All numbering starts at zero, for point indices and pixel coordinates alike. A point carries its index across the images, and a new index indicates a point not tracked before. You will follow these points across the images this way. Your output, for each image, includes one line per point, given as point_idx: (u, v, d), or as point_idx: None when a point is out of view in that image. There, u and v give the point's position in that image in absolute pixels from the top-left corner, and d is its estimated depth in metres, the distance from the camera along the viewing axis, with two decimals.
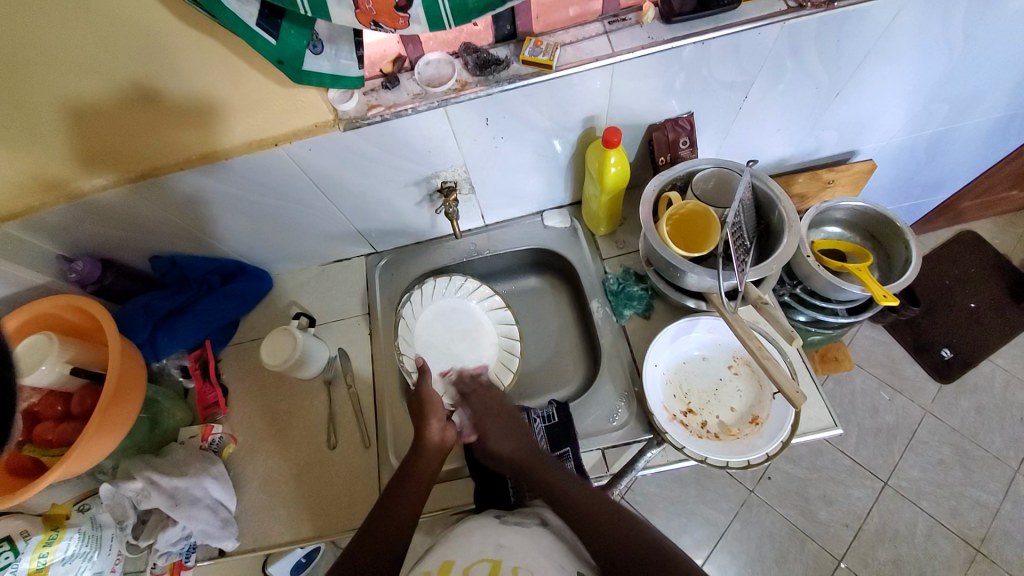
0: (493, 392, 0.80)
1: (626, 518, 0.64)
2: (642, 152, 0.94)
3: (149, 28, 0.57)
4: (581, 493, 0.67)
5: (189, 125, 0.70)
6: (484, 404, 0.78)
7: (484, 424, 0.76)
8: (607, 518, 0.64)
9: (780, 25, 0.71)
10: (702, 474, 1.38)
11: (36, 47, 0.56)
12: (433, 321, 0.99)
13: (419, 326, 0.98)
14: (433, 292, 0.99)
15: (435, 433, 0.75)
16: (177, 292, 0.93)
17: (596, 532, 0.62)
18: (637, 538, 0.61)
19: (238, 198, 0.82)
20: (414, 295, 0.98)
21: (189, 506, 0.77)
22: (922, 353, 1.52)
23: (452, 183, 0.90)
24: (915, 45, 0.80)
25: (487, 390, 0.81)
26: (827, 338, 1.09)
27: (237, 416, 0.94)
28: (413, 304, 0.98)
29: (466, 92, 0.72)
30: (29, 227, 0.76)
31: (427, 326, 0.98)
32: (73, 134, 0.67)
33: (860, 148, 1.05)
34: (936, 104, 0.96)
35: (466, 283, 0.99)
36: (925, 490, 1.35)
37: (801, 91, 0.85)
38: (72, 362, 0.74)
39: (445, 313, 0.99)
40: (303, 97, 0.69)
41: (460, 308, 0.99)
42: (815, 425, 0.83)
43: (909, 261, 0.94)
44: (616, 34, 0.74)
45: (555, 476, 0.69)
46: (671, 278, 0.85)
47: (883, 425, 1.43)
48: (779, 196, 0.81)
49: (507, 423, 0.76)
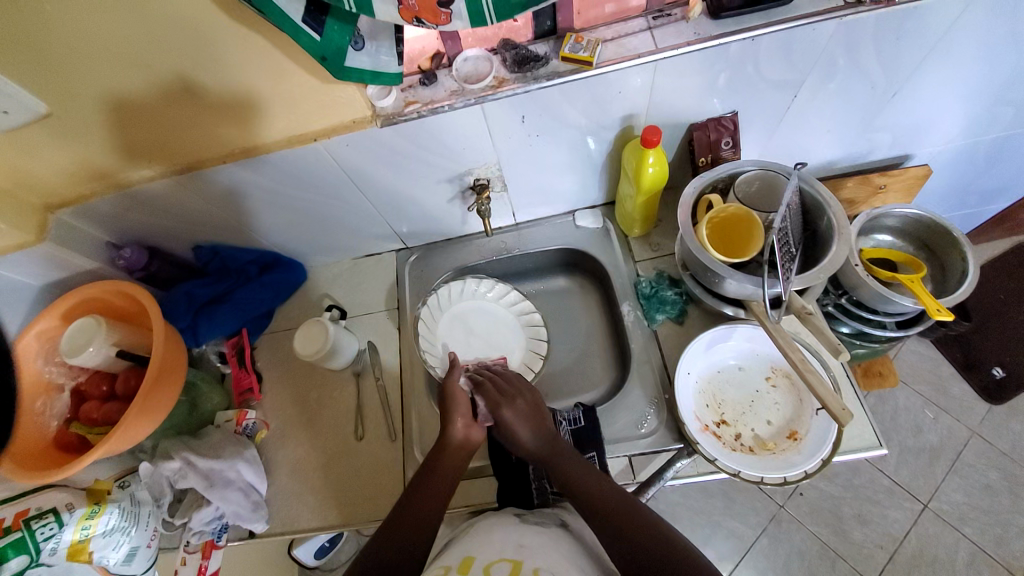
0: (510, 378, 0.81)
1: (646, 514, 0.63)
2: (681, 152, 0.91)
3: (197, 24, 0.59)
4: (601, 488, 0.66)
5: (231, 119, 0.71)
6: (499, 391, 0.78)
7: (501, 412, 0.75)
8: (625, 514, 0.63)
9: (836, 21, 0.68)
10: (729, 486, 1.34)
11: (93, 40, 0.59)
12: (454, 321, 0.98)
13: (441, 327, 0.97)
14: (455, 293, 0.98)
15: (460, 430, 0.74)
16: (216, 281, 0.96)
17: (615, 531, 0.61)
18: (653, 531, 0.61)
19: (276, 191, 0.84)
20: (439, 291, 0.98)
21: (222, 488, 0.80)
22: (972, 372, 1.43)
23: (485, 180, 0.90)
24: (985, 42, 0.74)
25: (505, 378, 0.81)
26: (872, 352, 1.03)
27: (269, 404, 0.96)
28: (433, 304, 0.97)
29: (503, 89, 0.71)
30: (82, 214, 0.80)
31: (447, 326, 0.97)
32: (123, 125, 0.69)
33: (915, 153, 0.99)
34: (1003, 107, 0.89)
35: (487, 281, 0.99)
36: (969, 515, 1.27)
37: (856, 91, 0.80)
38: (118, 344, 0.77)
39: (467, 313, 0.99)
40: (341, 93, 0.70)
41: (481, 307, 0.99)
42: (858, 444, 0.79)
43: (967, 274, 0.88)
44: (661, 30, 0.72)
45: (570, 469, 0.69)
46: (709, 284, 0.82)
47: (927, 445, 1.35)
48: (828, 202, 0.77)
49: (526, 409, 0.76)
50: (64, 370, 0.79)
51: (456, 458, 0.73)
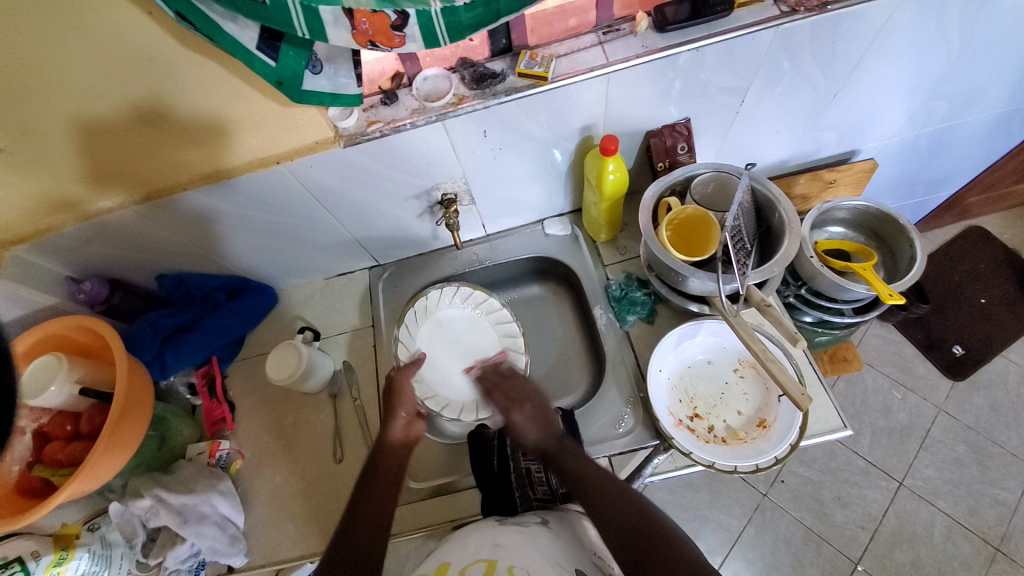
0: (516, 383, 0.83)
1: (627, 495, 0.66)
2: (640, 159, 0.94)
3: (149, 52, 0.59)
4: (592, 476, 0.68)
5: (191, 145, 0.71)
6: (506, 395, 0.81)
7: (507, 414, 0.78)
8: (632, 513, 0.63)
9: (773, 30, 0.72)
10: (714, 479, 1.36)
11: (43, 75, 0.58)
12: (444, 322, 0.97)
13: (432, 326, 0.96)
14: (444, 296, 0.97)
15: (399, 427, 0.76)
16: (184, 309, 0.94)
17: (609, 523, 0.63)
18: (648, 525, 0.61)
19: (245, 216, 0.84)
20: (429, 293, 0.97)
21: (197, 523, 0.78)
22: (933, 351, 1.51)
23: (452, 195, 0.91)
24: (911, 44, 0.80)
25: (508, 379, 0.83)
26: (834, 339, 1.09)
27: (244, 432, 0.94)
28: (422, 305, 0.96)
29: (463, 106, 0.73)
30: (37, 249, 0.77)
31: (432, 331, 0.96)
32: (76, 156, 0.68)
33: (860, 148, 1.05)
34: (934, 101, 0.96)
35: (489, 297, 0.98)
36: (941, 488, 1.33)
37: (800, 93, 0.85)
38: (81, 382, 0.74)
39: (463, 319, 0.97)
40: (302, 115, 0.70)
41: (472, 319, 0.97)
42: (824, 428, 0.82)
43: (914, 260, 0.94)
44: (611, 44, 0.75)
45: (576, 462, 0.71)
46: (673, 283, 0.85)
47: (896, 424, 1.41)
48: (779, 199, 0.81)
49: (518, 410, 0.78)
50: (25, 412, 0.75)
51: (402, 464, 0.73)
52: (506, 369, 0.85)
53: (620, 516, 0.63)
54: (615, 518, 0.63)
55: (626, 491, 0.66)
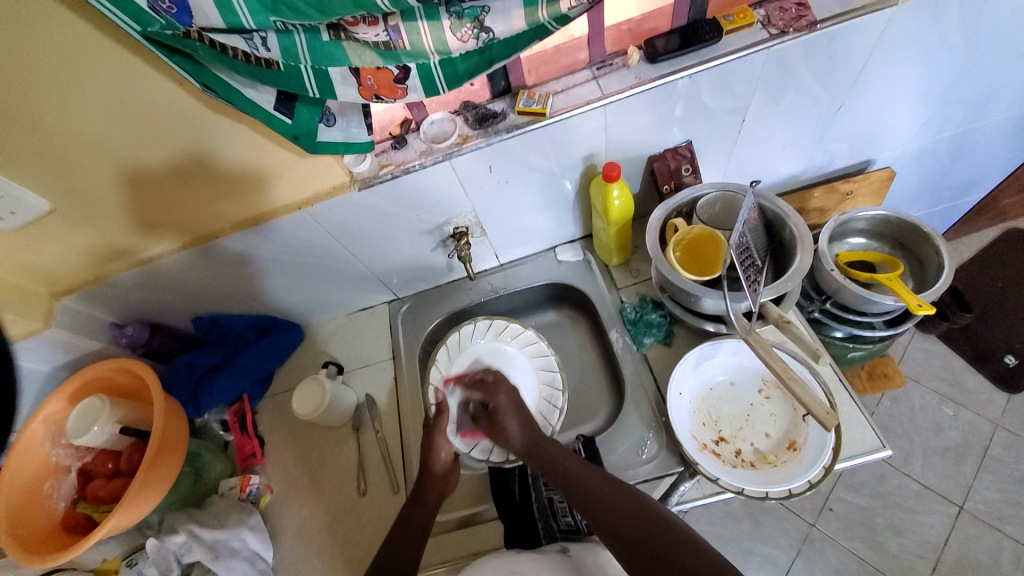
0: (510, 392, 0.85)
1: (630, 489, 0.68)
2: (646, 182, 0.95)
3: (186, 115, 0.66)
4: (591, 476, 0.70)
5: (222, 197, 0.77)
6: (489, 390, 0.86)
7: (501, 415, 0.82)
8: (642, 520, 0.64)
9: (765, 52, 0.74)
10: (754, 508, 1.28)
11: (92, 143, 0.66)
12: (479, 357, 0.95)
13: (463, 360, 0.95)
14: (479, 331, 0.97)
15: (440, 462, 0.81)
16: (216, 349, 1.00)
17: (610, 517, 0.65)
18: (658, 525, 0.63)
19: (270, 258, 0.89)
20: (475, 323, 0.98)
21: (228, 558, 0.80)
22: (983, 363, 1.42)
23: (464, 228, 0.94)
24: (913, 51, 0.80)
25: (491, 393, 0.86)
26: (867, 354, 1.05)
27: (272, 466, 0.97)
28: (464, 333, 0.97)
29: (468, 145, 0.77)
30: (85, 298, 0.84)
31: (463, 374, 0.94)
32: (123, 211, 0.75)
33: (875, 157, 1.03)
34: (947, 106, 0.94)
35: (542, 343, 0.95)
36: (1007, 513, 1.22)
37: (801, 108, 0.86)
38: (121, 422, 0.79)
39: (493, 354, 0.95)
40: (321, 163, 0.76)
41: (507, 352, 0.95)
42: (861, 449, 0.78)
43: (942, 268, 0.90)
44: (605, 78, 0.78)
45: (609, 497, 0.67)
46: (687, 304, 0.84)
47: (950, 444, 1.32)
48: (787, 213, 0.81)
49: (507, 403, 0.84)
50: (70, 451, 0.80)
51: (427, 502, 0.78)
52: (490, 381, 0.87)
53: (615, 508, 0.66)
54: (611, 510, 0.66)
55: (628, 489, 0.68)
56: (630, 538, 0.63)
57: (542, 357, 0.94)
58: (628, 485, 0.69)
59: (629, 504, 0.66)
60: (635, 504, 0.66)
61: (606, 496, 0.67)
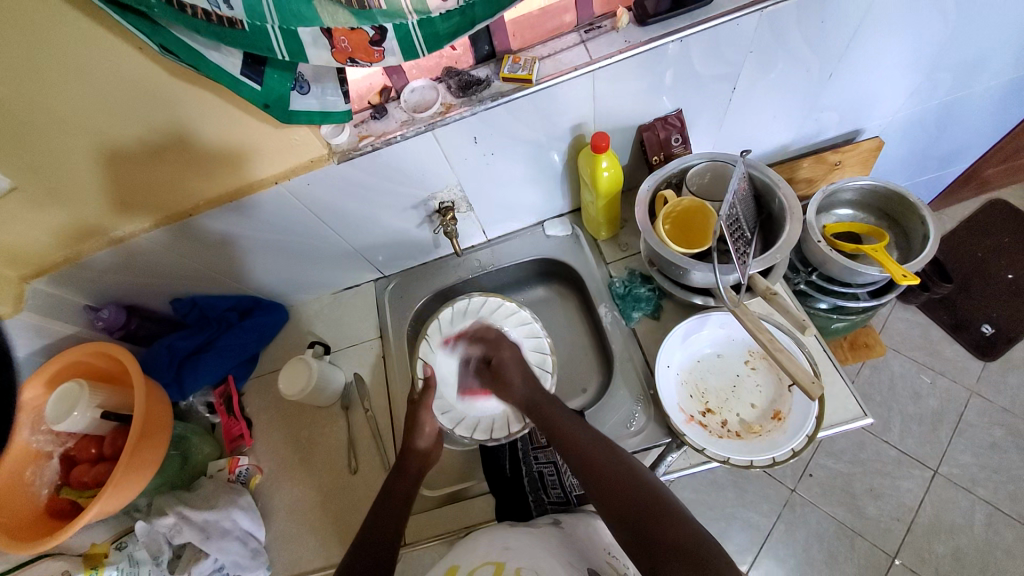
0: (511, 350, 0.88)
1: (619, 454, 0.70)
2: (635, 153, 0.93)
3: (147, 85, 0.62)
4: (583, 438, 0.73)
5: (194, 173, 0.74)
6: (492, 342, 0.90)
7: (499, 365, 0.87)
8: (627, 480, 0.65)
9: (758, 14, 0.71)
10: (738, 476, 1.32)
11: (46, 115, 0.61)
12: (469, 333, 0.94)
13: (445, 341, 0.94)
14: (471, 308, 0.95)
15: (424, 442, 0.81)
16: (198, 331, 0.97)
17: (597, 475, 0.68)
18: (643, 488, 0.64)
19: (247, 236, 0.86)
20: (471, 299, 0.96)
21: (220, 538, 0.79)
22: (961, 332, 1.46)
23: (449, 203, 0.92)
24: (908, 15, 0.78)
25: (497, 351, 0.88)
26: (850, 325, 1.07)
27: (262, 447, 0.96)
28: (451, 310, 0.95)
29: (451, 114, 0.74)
30: (57, 281, 0.81)
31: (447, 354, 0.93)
32: (87, 190, 0.71)
33: (864, 126, 1.02)
34: (938, 73, 0.93)
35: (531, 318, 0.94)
36: (978, 475, 1.27)
37: (792, 75, 0.84)
38: (102, 407, 0.77)
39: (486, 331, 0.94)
40: (296, 135, 0.72)
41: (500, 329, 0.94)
42: (843, 417, 0.79)
43: (927, 237, 0.91)
44: (594, 41, 0.75)
45: (609, 469, 0.68)
46: (676, 277, 0.84)
47: (927, 410, 1.36)
48: (777, 183, 0.80)
49: (509, 357, 0.87)
50: (52, 437, 0.79)
51: (415, 477, 0.78)
52: (493, 336, 0.90)
53: (602, 467, 0.68)
54: (598, 470, 0.68)
55: (618, 453, 0.70)
56: (614, 498, 0.64)
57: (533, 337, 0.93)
58: (618, 449, 0.71)
59: (616, 467, 0.68)
60: (623, 467, 0.68)
61: (594, 457, 0.70)
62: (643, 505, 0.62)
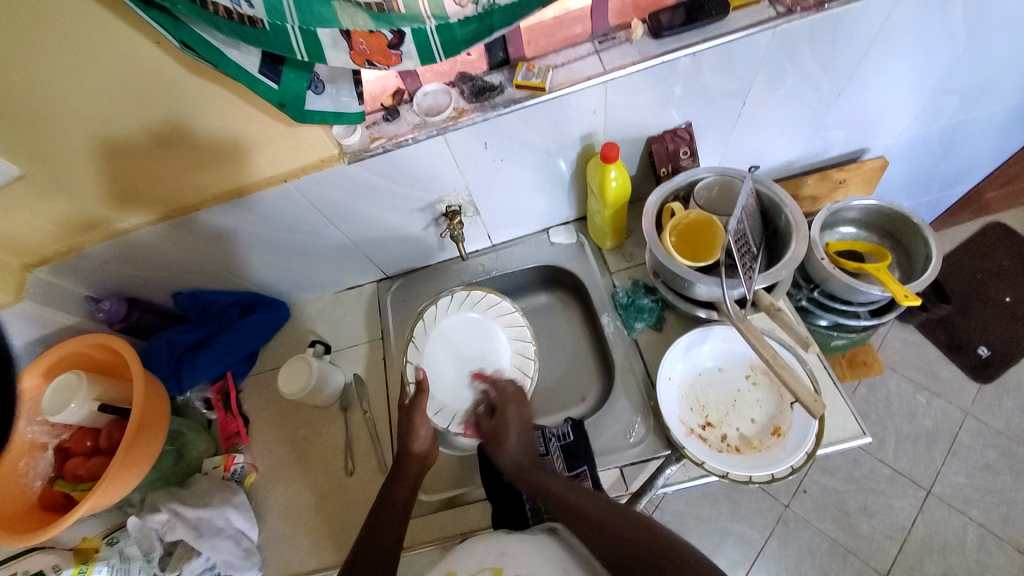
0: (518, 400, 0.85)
1: (589, 493, 0.70)
2: (642, 164, 0.94)
3: (163, 80, 0.62)
4: (558, 486, 0.72)
5: (203, 168, 0.74)
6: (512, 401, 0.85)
7: (507, 416, 0.83)
8: (607, 518, 0.65)
9: (770, 31, 0.72)
10: (732, 489, 1.32)
11: (57, 104, 0.61)
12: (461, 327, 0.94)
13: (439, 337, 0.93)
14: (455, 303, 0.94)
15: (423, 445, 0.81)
16: (198, 326, 0.97)
17: (577, 516, 0.66)
18: (626, 521, 0.64)
19: (252, 232, 0.86)
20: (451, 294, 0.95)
21: (212, 536, 0.79)
22: (958, 353, 1.46)
23: (456, 207, 0.92)
24: (918, 38, 0.79)
25: (513, 402, 0.85)
26: (850, 343, 1.07)
27: (258, 445, 0.96)
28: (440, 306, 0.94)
29: (463, 120, 0.74)
30: (59, 271, 0.81)
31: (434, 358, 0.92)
32: (94, 180, 0.71)
33: (869, 146, 1.03)
34: (945, 96, 0.94)
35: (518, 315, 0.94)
36: (972, 496, 1.28)
37: (801, 93, 0.84)
38: (100, 399, 0.76)
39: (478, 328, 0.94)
40: (307, 134, 0.72)
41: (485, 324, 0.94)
42: (842, 435, 0.80)
43: (930, 259, 0.91)
44: (607, 53, 0.75)
45: (591, 510, 0.67)
46: (680, 288, 0.84)
47: (923, 430, 1.36)
48: (783, 200, 0.80)
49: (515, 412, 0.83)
50: (47, 429, 0.78)
51: (412, 480, 0.78)
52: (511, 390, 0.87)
53: (582, 509, 0.67)
54: (579, 512, 0.67)
55: (590, 493, 0.70)
56: (606, 538, 0.63)
57: (521, 341, 0.92)
58: (586, 489, 0.71)
59: (595, 508, 0.67)
60: (602, 505, 0.68)
61: (571, 501, 0.69)
62: (636, 536, 0.62)
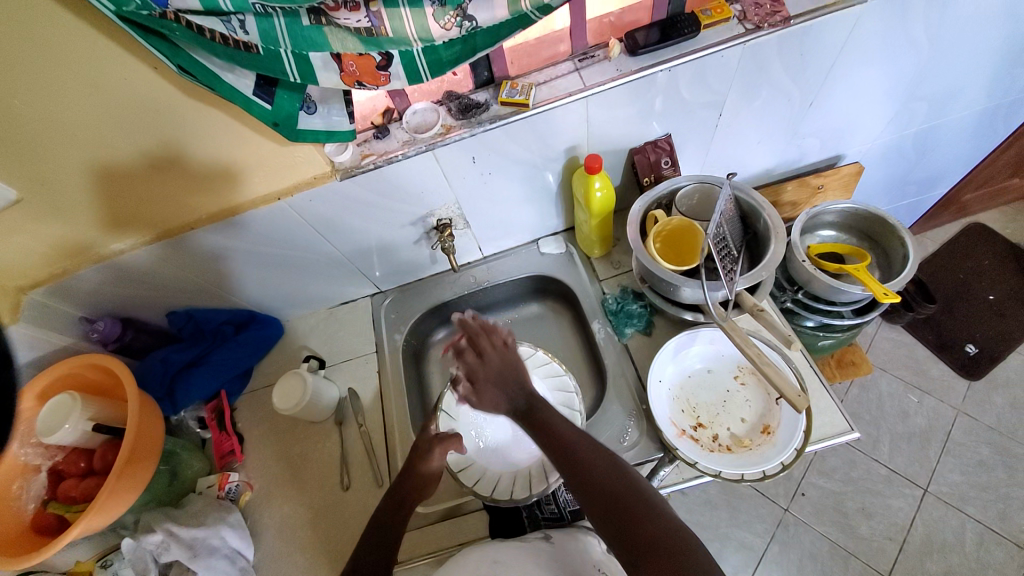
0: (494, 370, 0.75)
1: (610, 456, 0.67)
2: (626, 175, 0.97)
3: (160, 104, 0.64)
4: (573, 434, 0.69)
5: (199, 187, 0.75)
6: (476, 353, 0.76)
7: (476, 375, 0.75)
8: (611, 483, 0.64)
9: (741, 47, 0.76)
10: (731, 495, 1.32)
11: (56, 129, 0.63)
12: None
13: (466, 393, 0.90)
14: None
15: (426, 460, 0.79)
16: (192, 344, 0.97)
17: (582, 472, 0.65)
18: (626, 490, 0.63)
19: (247, 250, 0.87)
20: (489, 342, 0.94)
21: (208, 556, 0.78)
22: (946, 351, 1.49)
23: (447, 220, 0.94)
24: (881, 48, 0.83)
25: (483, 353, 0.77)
26: (837, 343, 1.09)
27: (253, 463, 0.95)
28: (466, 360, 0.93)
29: (451, 136, 0.77)
30: (54, 293, 0.81)
31: None
32: (92, 202, 0.72)
33: (845, 152, 1.07)
34: (913, 103, 0.98)
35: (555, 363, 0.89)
36: (967, 493, 1.29)
37: (775, 103, 0.88)
38: (94, 419, 0.76)
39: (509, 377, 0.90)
40: (301, 151, 0.75)
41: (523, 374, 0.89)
42: (831, 431, 0.81)
43: (907, 258, 0.94)
44: (587, 70, 0.79)
45: (596, 471, 0.65)
46: (667, 293, 0.86)
47: (915, 429, 1.38)
48: (761, 205, 0.83)
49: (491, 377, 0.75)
50: (40, 451, 0.77)
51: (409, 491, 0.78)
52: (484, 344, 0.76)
53: (589, 465, 0.66)
54: (584, 468, 0.66)
55: (603, 450, 0.68)
56: (600, 502, 0.63)
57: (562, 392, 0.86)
58: (607, 450, 0.68)
59: (605, 472, 0.65)
60: (613, 468, 0.66)
61: (579, 452, 0.67)
62: (629, 512, 0.61)
